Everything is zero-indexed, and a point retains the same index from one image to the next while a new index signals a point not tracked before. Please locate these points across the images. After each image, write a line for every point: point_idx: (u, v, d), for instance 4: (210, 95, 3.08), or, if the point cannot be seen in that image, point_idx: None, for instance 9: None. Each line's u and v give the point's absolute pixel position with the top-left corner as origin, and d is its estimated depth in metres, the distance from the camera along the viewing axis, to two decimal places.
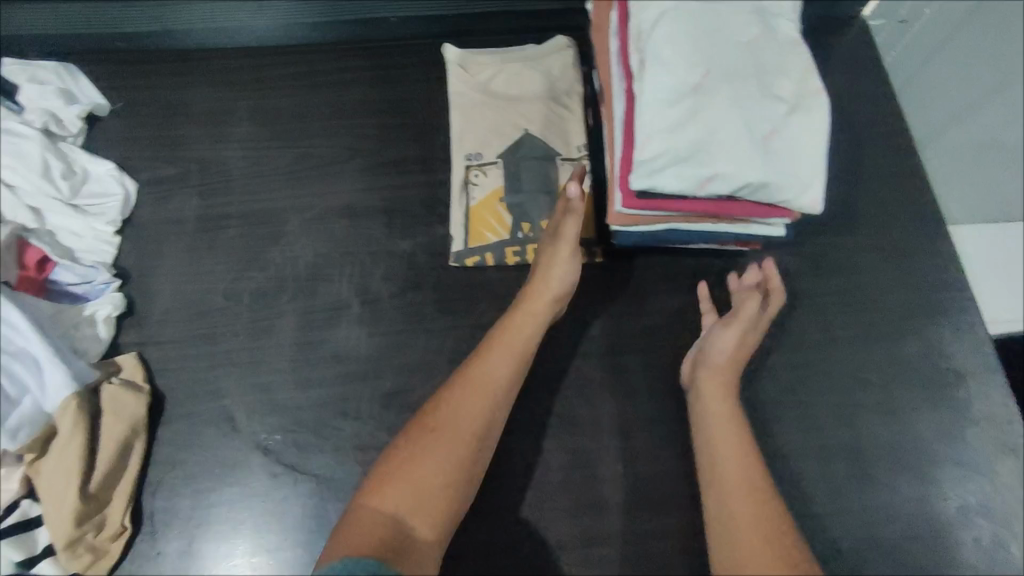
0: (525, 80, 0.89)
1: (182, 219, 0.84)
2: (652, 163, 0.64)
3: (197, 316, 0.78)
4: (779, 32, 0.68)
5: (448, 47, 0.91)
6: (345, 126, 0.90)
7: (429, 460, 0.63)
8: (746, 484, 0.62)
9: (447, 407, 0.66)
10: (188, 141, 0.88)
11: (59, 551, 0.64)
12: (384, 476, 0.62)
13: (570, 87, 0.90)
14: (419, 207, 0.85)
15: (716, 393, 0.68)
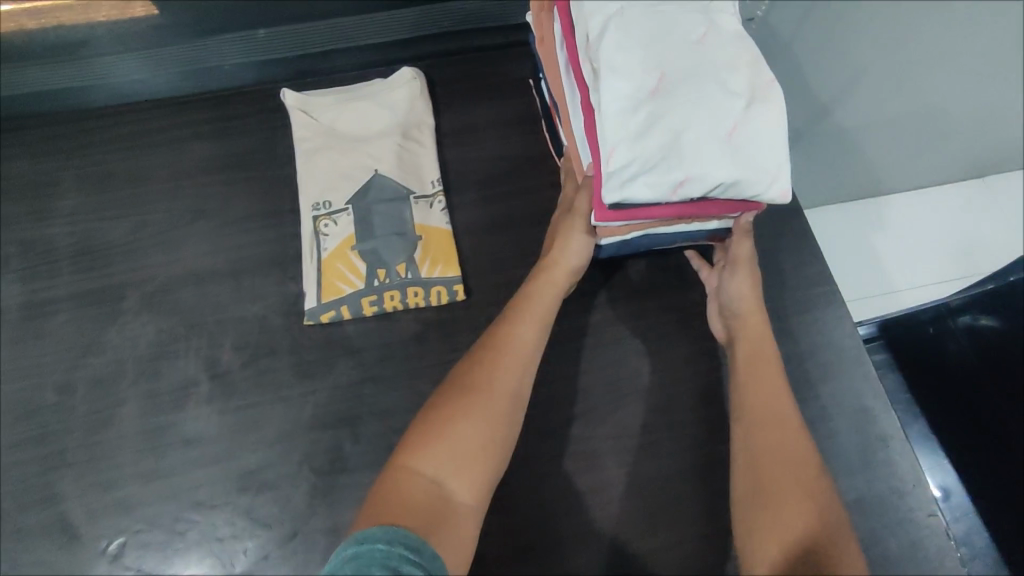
0: (371, 119, 0.86)
1: (4, 309, 0.77)
2: (621, 172, 0.62)
3: (26, 417, 0.71)
4: (722, 27, 0.68)
5: (285, 92, 0.87)
6: (184, 186, 0.84)
7: (467, 428, 0.59)
8: (770, 420, 0.63)
9: (485, 374, 0.63)
10: (9, 222, 0.82)
11: None
12: (424, 437, 0.59)
13: (420, 120, 0.87)
14: (269, 264, 0.80)
15: (757, 331, 0.71)
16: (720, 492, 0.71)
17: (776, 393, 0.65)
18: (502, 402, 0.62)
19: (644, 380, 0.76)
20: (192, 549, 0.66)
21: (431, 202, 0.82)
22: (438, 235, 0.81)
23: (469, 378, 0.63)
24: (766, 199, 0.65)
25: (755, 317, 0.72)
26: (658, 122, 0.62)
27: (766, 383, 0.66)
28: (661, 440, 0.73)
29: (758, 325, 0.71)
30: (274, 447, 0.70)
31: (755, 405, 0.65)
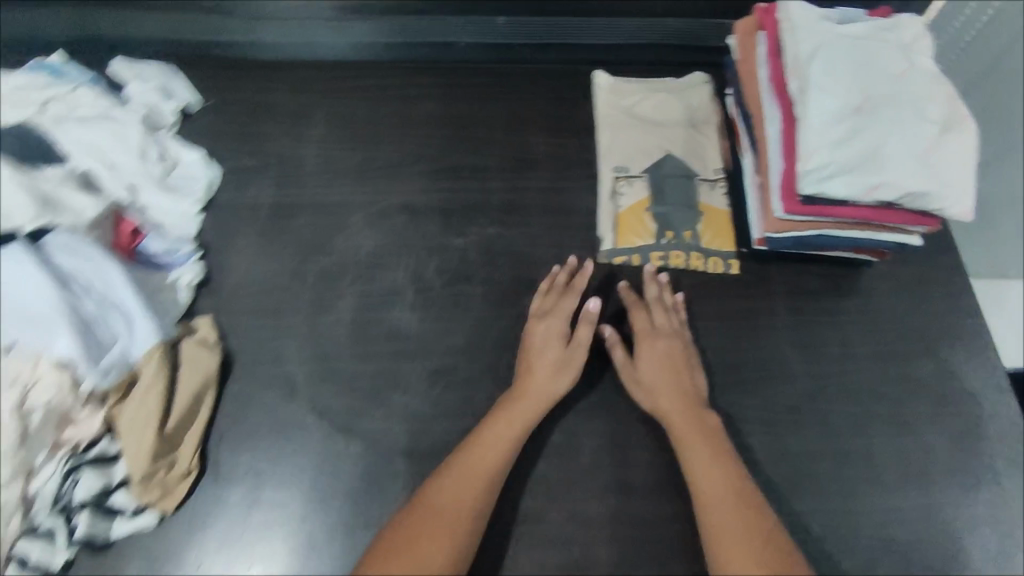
0: (669, 108, 1.00)
1: (257, 204, 0.91)
2: (820, 172, 0.71)
3: (264, 290, 0.85)
4: (921, 64, 0.76)
5: (597, 72, 1.02)
6: (412, 134, 0.98)
7: (433, 543, 0.64)
8: (753, 560, 0.64)
9: (462, 459, 0.71)
10: (270, 137, 0.97)
11: (133, 484, 0.71)
12: (398, 543, 0.64)
13: (708, 116, 1.00)
14: (474, 207, 0.92)
15: (691, 430, 0.73)
16: (852, 480, 0.77)
17: (737, 505, 0.68)
18: (454, 500, 0.67)
19: (794, 368, 0.82)
20: (388, 422, 0.78)
21: (713, 186, 0.94)
22: (718, 214, 0.92)
23: (445, 478, 0.69)
24: (949, 214, 0.72)
25: (688, 415, 0.74)
26: (859, 133, 0.72)
27: (724, 494, 0.69)
28: (800, 420, 0.80)
29: (690, 436, 0.73)
30: (463, 356, 0.82)
31: (722, 514, 0.67)
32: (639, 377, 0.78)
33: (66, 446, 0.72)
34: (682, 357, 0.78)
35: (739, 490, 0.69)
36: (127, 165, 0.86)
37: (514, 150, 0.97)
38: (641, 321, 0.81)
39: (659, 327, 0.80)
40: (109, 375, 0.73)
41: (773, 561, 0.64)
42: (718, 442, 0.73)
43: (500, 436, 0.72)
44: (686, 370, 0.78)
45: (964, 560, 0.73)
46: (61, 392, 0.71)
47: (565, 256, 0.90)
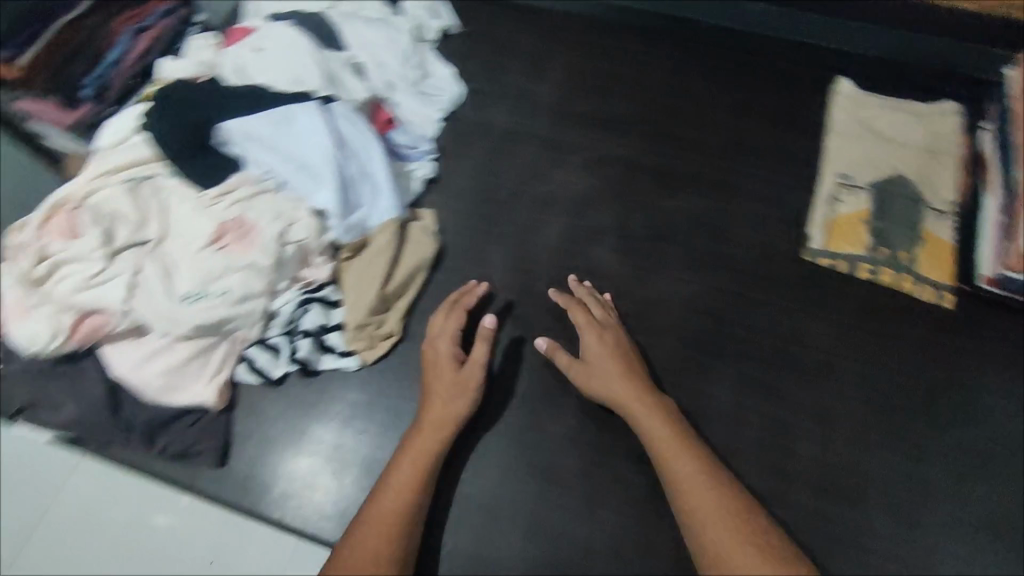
0: (909, 129, 0.96)
1: (492, 125, 0.99)
2: None
3: (484, 200, 0.93)
4: None
5: (840, 79, 1.00)
6: (642, 95, 1.01)
7: (377, 546, 0.63)
8: (722, 511, 0.62)
9: (408, 442, 0.72)
10: (512, 69, 1.05)
11: (349, 327, 0.81)
12: (351, 545, 0.63)
13: (952, 146, 0.94)
14: (688, 176, 0.95)
15: (669, 435, 0.69)
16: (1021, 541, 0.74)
17: (717, 497, 0.63)
18: (401, 501, 0.67)
19: (987, 417, 0.79)
20: (569, 346, 0.83)
21: (943, 216, 0.90)
22: (941, 246, 0.88)
23: (391, 477, 0.69)
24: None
25: (662, 415, 0.71)
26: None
27: (698, 490, 0.64)
28: (979, 467, 0.77)
29: (656, 423, 0.70)
30: (650, 308, 0.86)
31: (699, 505, 0.63)
32: (592, 371, 0.76)
33: (303, 281, 0.82)
34: (625, 349, 0.78)
35: (713, 467, 0.67)
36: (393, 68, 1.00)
37: (738, 134, 0.98)
38: (580, 317, 0.79)
39: (600, 323, 0.79)
40: (353, 231, 0.84)
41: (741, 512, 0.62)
42: (688, 431, 0.70)
43: (447, 411, 0.74)
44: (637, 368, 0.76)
45: None
46: (312, 235, 0.82)
47: (769, 245, 0.90)
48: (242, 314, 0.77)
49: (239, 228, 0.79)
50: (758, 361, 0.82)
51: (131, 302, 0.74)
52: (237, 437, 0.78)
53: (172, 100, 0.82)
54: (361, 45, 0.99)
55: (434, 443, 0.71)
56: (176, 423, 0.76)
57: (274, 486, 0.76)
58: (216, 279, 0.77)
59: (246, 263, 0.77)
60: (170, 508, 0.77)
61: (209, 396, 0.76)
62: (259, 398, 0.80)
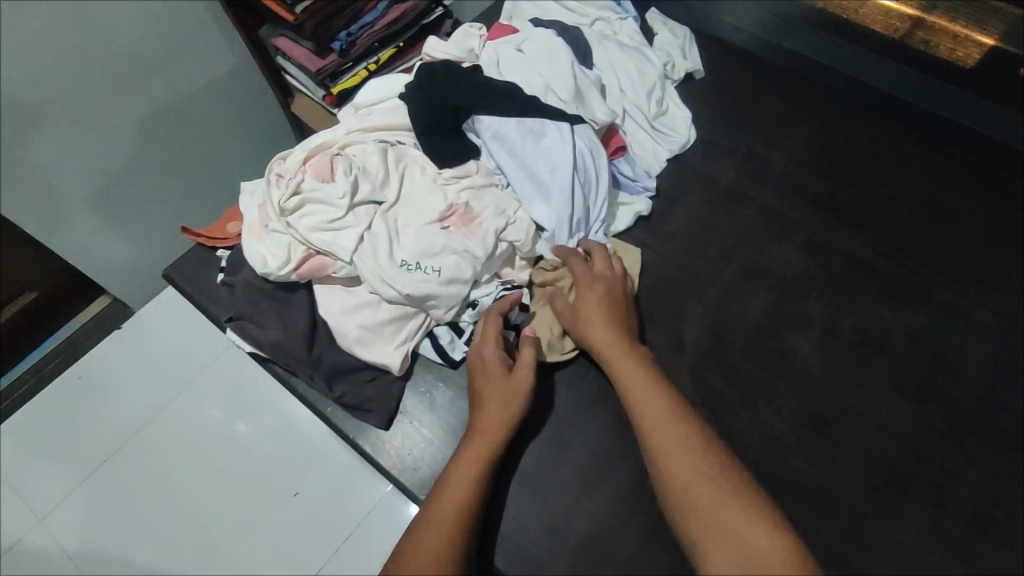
0: None
1: (716, 178, 0.97)
2: None
3: (692, 252, 0.90)
4: None
5: None
6: (884, 189, 0.94)
7: (435, 533, 0.64)
8: (690, 454, 0.63)
9: (471, 434, 0.73)
10: (749, 129, 1.01)
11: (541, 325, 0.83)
12: (418, 532, 0.65)
13: None
14: (917, 289, 0.87)
15: (634, 384, 0.71)
16: None
17: (680, 430, 0.65)
18: (464, 496, 0.67)
19: None
20: (749, 428, 0.77)
21: None
22: None
23: (453, 470, 0.70)
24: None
25: (630, 366, 0.72)
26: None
27: (680, 445, 0.64)
28: None
29: (628, 369, 0.72)
30: (844, 416, 0.78)
31: (662, 436, 0.65)
32: (582, 320, 0.78)
33: (503, 278, 0.85)
34: (615, 302, 0.78)
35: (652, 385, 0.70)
36: (634, 98, 1.00)
37: (985, 262, 0.89)
38: (577, 265, 0.81)
39: (592, 272, 0.81)
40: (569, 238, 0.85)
41: (698, 447, 0.63)
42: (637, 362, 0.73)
43: (503, 388, 0.74)
44: (616, 315, 0.78)
45: None
46: (526, 239, 0.84)
47: (997, 393, 0.80)
48: (448, 294, 0.79)
49: (465, 213, 0.83)
50: (957, 515, 0.73)
51: (356, 255, 0.79)
52: (404, 407, 0.81)
53: (438, 81, 0.87)
54: (609, 69, 1.01)
55: (501, 440, 0.72)
56: (355, 375, 0.80)
57: (426, 467, 0.78)
58: (433, 255, 0.80)
59: (464, 248, 0.80)
60: (256, 424, 1.06)
61: (395, 361, 0.78)
62: (432, 376, 0.82)
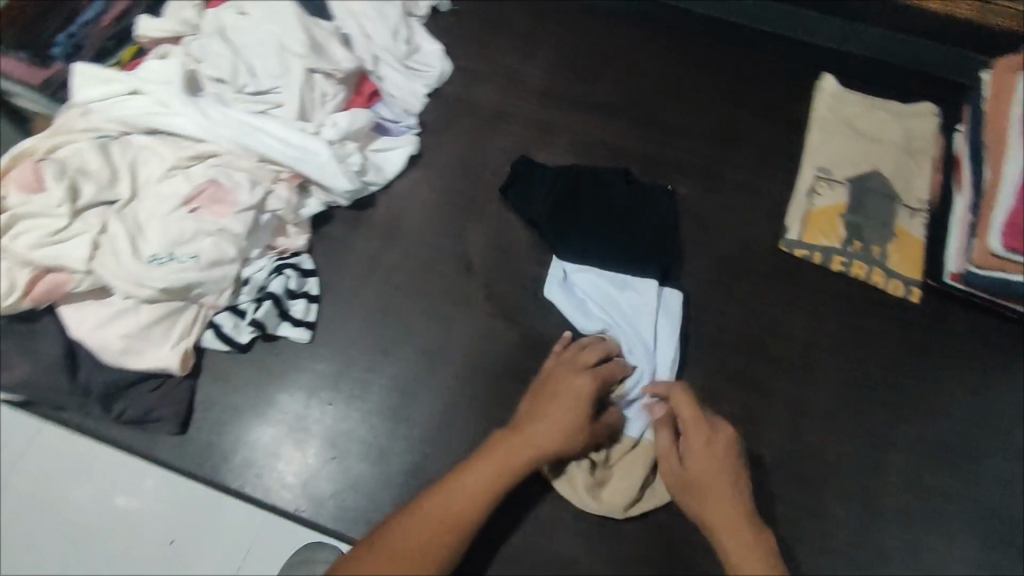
0: (888, 129, 0.97)
1: (478, 102, 0.98)
2: None
3: (467, 179, 0.92)
4: None
5: (825, 75, 1.01)
6: (631, 81, 1.01)
7: (410, 535, 0.57)
8: None
9: (490, 448, 0.64)
10: (502, 48, 1.03)
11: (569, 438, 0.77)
12: (402, 530, 0.58)
13: (928, 148, 0.97)
14: (674, 162, 0.94)
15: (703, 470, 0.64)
16: (984, 534, 0.75)
17: None
18: (475, 510, 0.61)
19: (952, 410, 0.81)
20: (545, 325, 0.83)
21: (914, 213, 0.92)
22: (912, 242, 0.90)
23: (473, 480, 0.62)
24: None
25: (722, 502, 0.62)
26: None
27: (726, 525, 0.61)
28: (940, 458, 0.78)
29: (721, 509, 0.62)
30: None
31: None
32: (697, 469, 0.65)
33: (278, 249, 0.82)
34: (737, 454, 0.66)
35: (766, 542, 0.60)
36: (381, 41, 0.97)
37: (724, 126, 0.98)
38: (686, 407, 0.68)
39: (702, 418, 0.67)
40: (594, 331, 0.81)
41: None
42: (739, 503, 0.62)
43: (550, 421, 0.65)
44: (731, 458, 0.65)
45: None
46: (289, 206, 0.81)
47: (750, 234, 0.90)
48: (214, 278, 0.75)
49: (214, 192, 0.77)
50: (730, 346, 0.83)
51: (94, 263, 0.72)
52: (198, 403, 0.76)
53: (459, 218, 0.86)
54: (348, 17, 0.98)
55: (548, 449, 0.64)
56: (134, 388, 0.74)
57: (234, 456, 0.73)
58: (187, 242, 0.74)
59: (220, 227, 0.76)
60: None
61: (173, 361, 0.73)
62: (223, 366, 0.78)
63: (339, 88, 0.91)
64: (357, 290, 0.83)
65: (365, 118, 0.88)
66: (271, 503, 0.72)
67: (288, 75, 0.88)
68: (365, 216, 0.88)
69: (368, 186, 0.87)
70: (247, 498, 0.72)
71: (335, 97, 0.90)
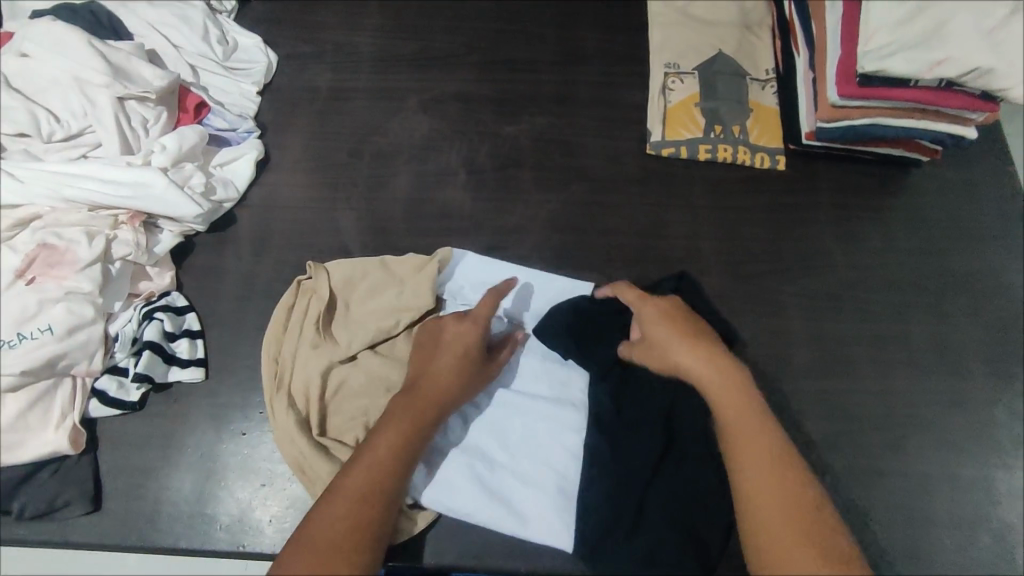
0: (722, 9, 0.98)
1: (315, 88, 0.93)
2: (882, 50, 0.71)
3: (324, 169, 0.88)
4: None
5: None
6: (465, 26, 0.97)
7: (334, 510, 0.60)
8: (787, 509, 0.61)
9: (394, 412, 0.67)
10: (326, 25, 0.97)
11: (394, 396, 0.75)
12: (332, 501, 0.61)
13: (762, 19, 0.99)
14: (527, 97, 0.93)
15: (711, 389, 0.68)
16: (891, 364, 0.79)
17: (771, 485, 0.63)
18: (389, 462, 0.63)
19: (836, 260, 0.84)
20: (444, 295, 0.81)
21: (764, 85, 0.94)
22: (767, 112, 0.92)
23: (383, 431, 0.65)
24: (1015, 96, 0.70)
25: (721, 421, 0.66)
26: (926, 11, 0.71)
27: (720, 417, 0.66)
28: (839, 308, 0.82)
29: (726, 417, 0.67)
30: (510, 236, 0.85)
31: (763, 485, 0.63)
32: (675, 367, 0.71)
33: (142, 295, 0.77)
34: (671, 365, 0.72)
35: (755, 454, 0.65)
36: (192, 47, 0.90)
37: (566, 46, 0.97)
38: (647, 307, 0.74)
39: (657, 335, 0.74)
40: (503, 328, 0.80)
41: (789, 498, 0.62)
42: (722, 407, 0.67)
43: (439, 373, 0.69)
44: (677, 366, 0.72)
45: (990, 434, 0.77)
46: (138, 247, 0.75)
47: (615, 146, 0.91)
48: (77, 345, 0.70)
49: (47, 255, 0.71)
50: (622, 261, 0.84)
51: None
52: (105, 474, 0.72)
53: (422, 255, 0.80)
54: (149, 30, 0.90)
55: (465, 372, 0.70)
56: (31, 480, 0.69)
57: (157, 515, 0.70)
58: (33, 316, 0.69)
59: (66, 290, 0.70)
60: None
61: (62, 443, 0.68)
62: (120, 429, 0.74)
63: (158, 109, 0.83)
64: (241, 312, 0.80)
65: (194, 134, 0.82)
66: (212, 550, 0.70)
67: (96, 109, 0.80)
68: (229, 234, 0.84)
69: (221, 205, 0.83)
70: (186, 552, 0.70)
71: (158, 120, 0.83)
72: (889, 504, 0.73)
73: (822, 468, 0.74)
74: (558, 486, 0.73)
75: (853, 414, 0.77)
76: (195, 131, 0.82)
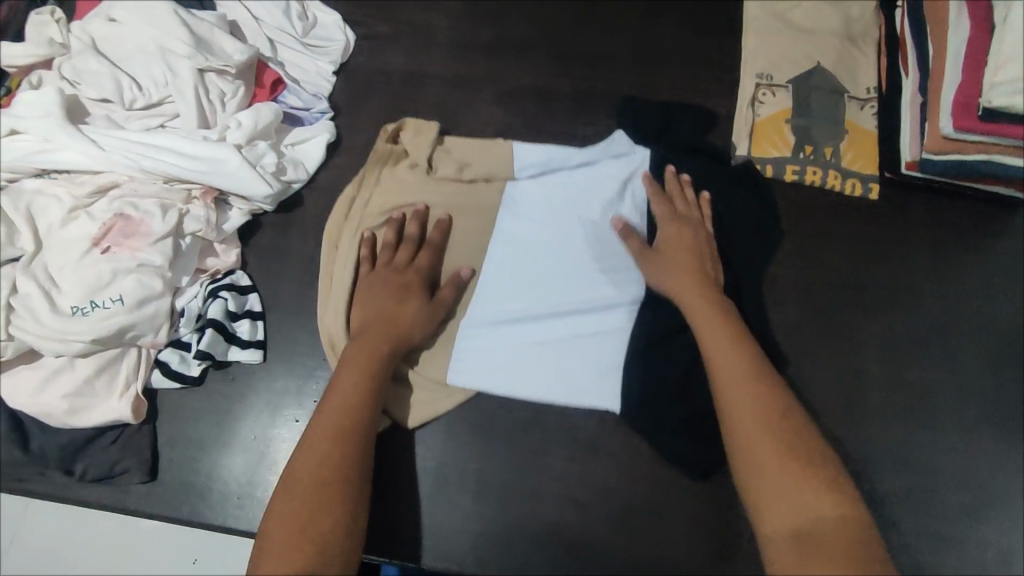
0: (825, 18, 0.91)
1: (390, 71, 0.91)
2: (1013, 83, 0.66)
3: None
4: None
5: None
6: (547, 16, 0.93)
7: (303, 454, 0.62)
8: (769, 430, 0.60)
9: (350, 359, 0.68)
10: (405, 7, 0.95)
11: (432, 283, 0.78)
12: (309, 444, 0.62)
13: (867, 30, 0.91)
14: (606, 97, 0.89)
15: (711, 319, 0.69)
16: (973, 419, 0.74)
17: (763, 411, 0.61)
18: (349, 405, 0.65)
19: (925, 301, 0.79)
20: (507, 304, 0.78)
21: (863, 105, 0.88)
22: (864, 134, 0.86)
23: (341, 375, 0.67)
24: None
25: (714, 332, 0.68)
26: None
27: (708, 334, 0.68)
28: (924, 353, 0.77)
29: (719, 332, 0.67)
30: None
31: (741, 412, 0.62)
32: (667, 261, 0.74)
33: (208, 271, 0.77)
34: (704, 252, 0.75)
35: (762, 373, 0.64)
36: (272, 21, 0.89)
37: (651, 46, 0.92)
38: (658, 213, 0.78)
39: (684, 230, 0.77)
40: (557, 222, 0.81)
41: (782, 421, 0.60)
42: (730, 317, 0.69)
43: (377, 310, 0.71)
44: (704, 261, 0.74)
45: None
46: (208, 223, 0.75)
47: None
48: (145, 318, 0.70)
49: (123, 226, 0.72)
50: None
51: (13, 327, 0.68)
52: (163, 446, 0.73)
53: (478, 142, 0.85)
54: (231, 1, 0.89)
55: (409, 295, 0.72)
56: (93, 444, 0.71)
57: (209, 492, 0.72)
58: (105, 286, 0.70)
59: (138, 262, 0.71)
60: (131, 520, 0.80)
61: (125, 412, 0.70)
62: (179, 403, 0.75)
63: (236, 83, 0.82)
64: (302, 297, 0.80)
65: (268, 112, 0.81)
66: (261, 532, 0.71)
67: (177, 79, 0.79)
68: (295, 216, 0.83)
69: (290, 185, 0.82)
70: (233, 532, 0.71)
71: (235, 95, 0.82)
72: (956, 571, 0.69)
73: (888, 523, 0.71)
74: (604, 509, 0.71)
75: (926, 469, 0.73)
76: (270, 109, 0.81)
